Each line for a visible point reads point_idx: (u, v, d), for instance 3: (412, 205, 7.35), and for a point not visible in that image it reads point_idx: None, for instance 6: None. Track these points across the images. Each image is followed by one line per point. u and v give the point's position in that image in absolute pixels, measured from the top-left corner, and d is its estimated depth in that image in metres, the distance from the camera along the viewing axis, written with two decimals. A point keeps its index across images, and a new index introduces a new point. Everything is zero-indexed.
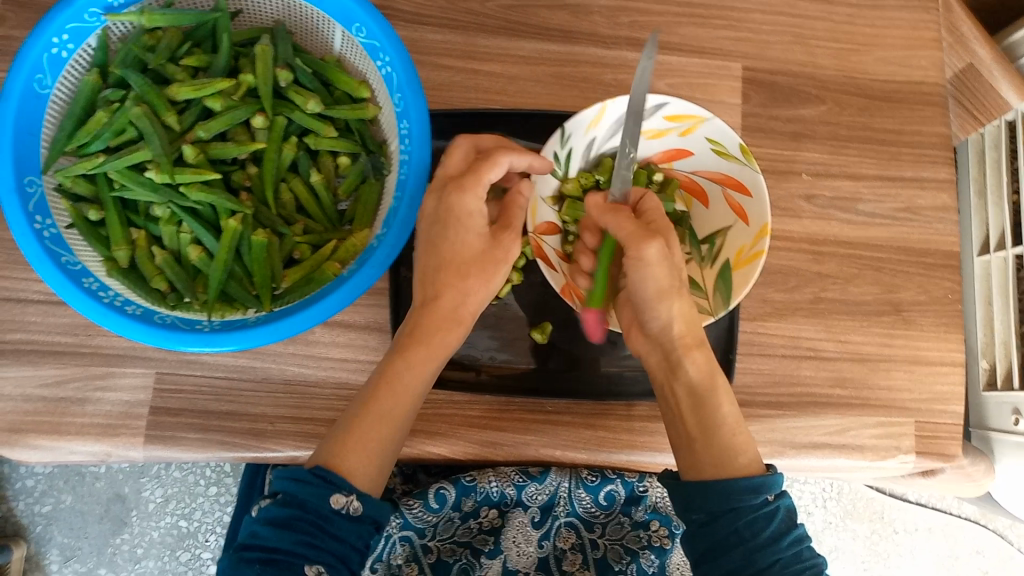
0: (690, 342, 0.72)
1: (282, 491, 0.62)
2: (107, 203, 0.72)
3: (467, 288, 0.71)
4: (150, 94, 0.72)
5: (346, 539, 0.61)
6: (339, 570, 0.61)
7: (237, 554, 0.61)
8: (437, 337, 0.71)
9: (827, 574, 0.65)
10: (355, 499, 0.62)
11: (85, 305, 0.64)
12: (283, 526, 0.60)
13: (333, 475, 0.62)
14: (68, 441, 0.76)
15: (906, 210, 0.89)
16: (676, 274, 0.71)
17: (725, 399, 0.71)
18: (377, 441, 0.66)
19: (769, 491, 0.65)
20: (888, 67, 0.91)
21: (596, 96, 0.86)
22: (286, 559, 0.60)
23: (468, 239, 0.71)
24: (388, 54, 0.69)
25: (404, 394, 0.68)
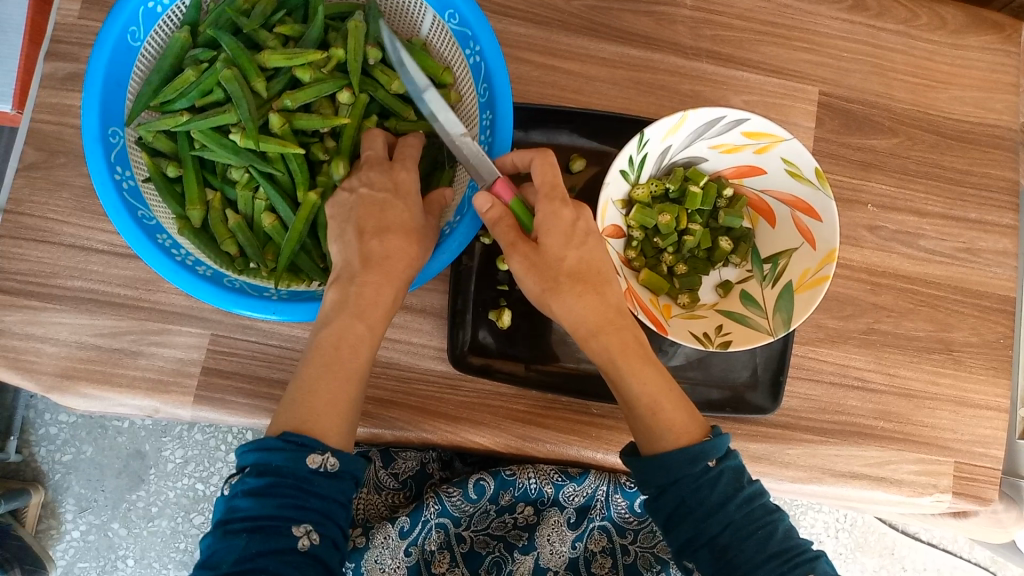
0: (603, 327, 0.66)
1: (253, 462, 0.58)
2: (186, 161, 0.73)
3: (388, 248, 0.63)
4: (241, 58, 0.71)
5: (328, 495, 0.59)
6: (326, 525, 0.59)
7: (219, 529, 0.58)
8: (377, 299, 0.63)
9: (784, 525, 0.64)
10: (331, 457, 0.59)
11: (157, 261, 0.64)
12: (263, 495, 0.57)
13: (304, 438, 0.58)
14: (119, 393, 0.76)
15: (967, 251, 0.89)
16: (561, 262, 0.66)
17: (648, 376, 0.66)
18: (346, 400, 0.62)
19: (708, 457, 0.63)
20: (963, 107, 0.91)
21: (671, 105, 0.86)
22: (273, 525, 0.57)
23: (388, 209, 0.65)
24: (479, 43, 0.69)
25: (350, 355, 0.62)
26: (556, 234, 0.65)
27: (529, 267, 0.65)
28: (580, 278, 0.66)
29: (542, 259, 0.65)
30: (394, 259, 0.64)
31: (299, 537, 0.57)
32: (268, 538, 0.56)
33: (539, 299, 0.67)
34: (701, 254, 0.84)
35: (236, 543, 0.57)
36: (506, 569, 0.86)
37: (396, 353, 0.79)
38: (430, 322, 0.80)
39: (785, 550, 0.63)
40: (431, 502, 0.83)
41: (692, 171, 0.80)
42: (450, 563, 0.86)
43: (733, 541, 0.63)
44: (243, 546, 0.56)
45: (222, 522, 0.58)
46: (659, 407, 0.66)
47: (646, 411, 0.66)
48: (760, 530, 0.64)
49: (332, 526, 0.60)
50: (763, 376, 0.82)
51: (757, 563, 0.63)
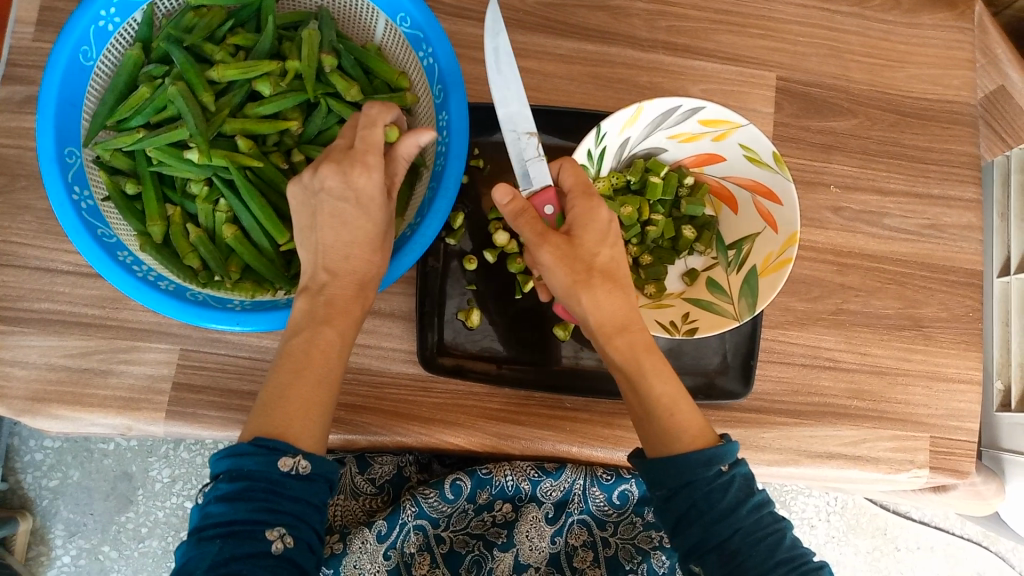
0: (628, 324, 0.67)
1: (225, 467, 0.58)
2: (144, 178, 0.73)
3: (358, 264, 0.65)
4: (190, 72, 0.72)
5: (302, 499, 0.59)
6: (300, 529, 0.59)
7: (192, 537, 0.57)
8: (346, 305, 0.65)
9: (792, 537, 0.64)
10: (303, 459, 0.59)
11: (119, 278, 0.64)
12: (235, 499, 0.57)
13: (275, 442, 0.58)
14: (90, 412, 0.76)
15: (932, 227, 0.90)
16: (592, 257, 0.66)
17: (658, 378, 0.66)
18: (319, 402, 0.62)
19: (722, 461, 0.63)
20: (921, 85, 0.92)
21: (630, 98, 0.87)
22: (247, 530, 0.56)
23: (356, 218, 0.64)
24: (432, 45, 0.69)
25: (325, 356, 0.63)
26: (589, 230, 0.66)
27: (559, 253, 0.65)
28: (604, 275, 0.67)
29: (574, 251, 0.66)
30: (365, 269, 0.65)
31: (273, 540, 0.57)
32: (241, 542, 0.56)
33: (566, 293, 0.66)
34: (667, 244, 0.86)
35: (209, 549, 0.56)
36: (486, 567, 0.87)
37: (365, 358, 0.79)
38: (400, 326, 0.80)
39: (794, 558, 0.62)
40: (409, 503, 0.83)
41: (652, 162, 0.81)
42: (431, 564, 0.86)
43: (742, 546, 0.62)
44: (217, 552, 0.56)
45: (195, 530, 0.58)
46: (676, 409, 0.65)
47: (662, 413, 0.65)
48: (769, 536, 0.62)
49: (307, 530, 0.59)
50: (732, 362, 0.82)
51: (766, 570, 0.61)
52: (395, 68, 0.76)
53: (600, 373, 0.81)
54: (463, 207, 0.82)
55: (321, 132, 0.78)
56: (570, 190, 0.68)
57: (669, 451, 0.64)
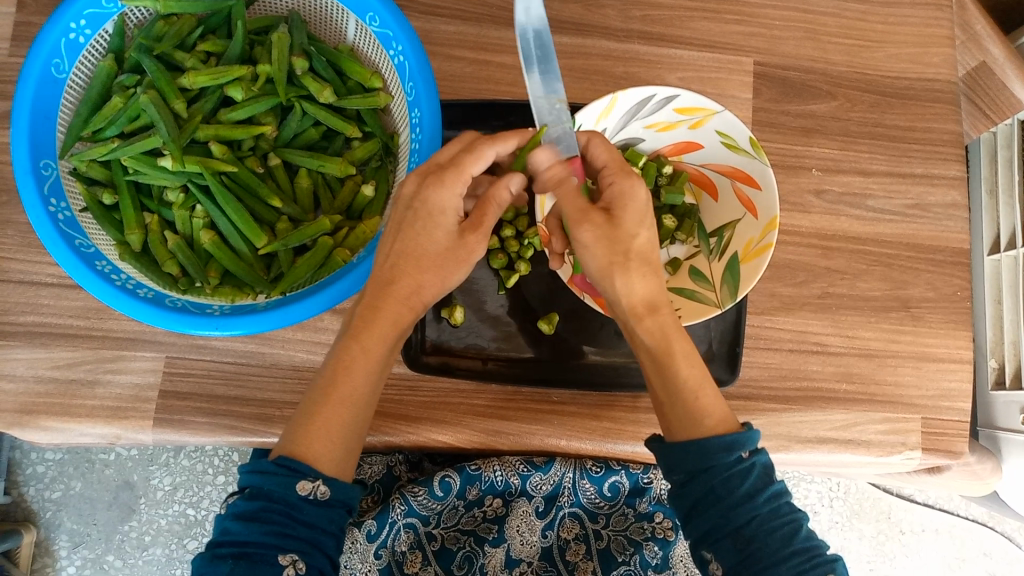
0: (658, 306, 0.66)
1: (249, 484, 0.61)
2: (121, 187, 0.73)
3: (420, 285, 0.66)
4: (162, 81, 0.72)
5: (316, 525, 0.61)
6: (314, 555, 0.61)
7: (210, 551, 0.61)
8: (388, 322, 0.66)
9: (806, 529, 0.64)
10: (321, 485, 0.60)
11: (98, 288, 0.64)
12: (252, 519, 0.60)
13: (298, 464, 0.60)
14: (78, 423, 0.76)
15: (916, 207, 0.89)
16: (632, 240, 0.65)
17: (686, 362, 0.66)
18: (341, 425, 0.63)
19: (743, 448, 0.62)
20: (900, 64, 0.92)
21: (607, 89, 0.87)
22: (260, 552, 0.59)
23: (436, 237, 0.65)
24: (401, 43, 0.69)
25: (362, 376, 0.65)
26: (632, 210, 0.64)
27: (598, 237, 0.64)
28: (640, 258, 0.65)
29: (615, 233, 0.64)
30: (424, 289, 0.66)
31: (284, 566, 0.59)
32: (253, 565, 0.59)
33: (599, 271, 0.65)
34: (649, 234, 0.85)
35: (221, 568, 0.59)
36: (478, 563, 0.87)
37: None
38: None
39: (809, 548, 0.62)
40: (397, 502, 0.84)
41: (630, 152, 0.80)
42: (422, 562, 0.86)
43: (758, 534, 0.62)
44: (228, 571, 0.59)
45: (213, 547, 0.61)
46: (700, 393, 0.65)
47: (687, 397, 0.65)
48: (785, 526, 0.62)
49: (321, 556, 0.62)
50: (719, 350, 0.82)
51: (781, 559, 0.61)
52: (368, 67, 0.75)
53: (586, 366, 0.81)
54: None
55: (298, 135, 0.78)
56: (607, 165, 0.66)
57: (692, 435, 0.64)
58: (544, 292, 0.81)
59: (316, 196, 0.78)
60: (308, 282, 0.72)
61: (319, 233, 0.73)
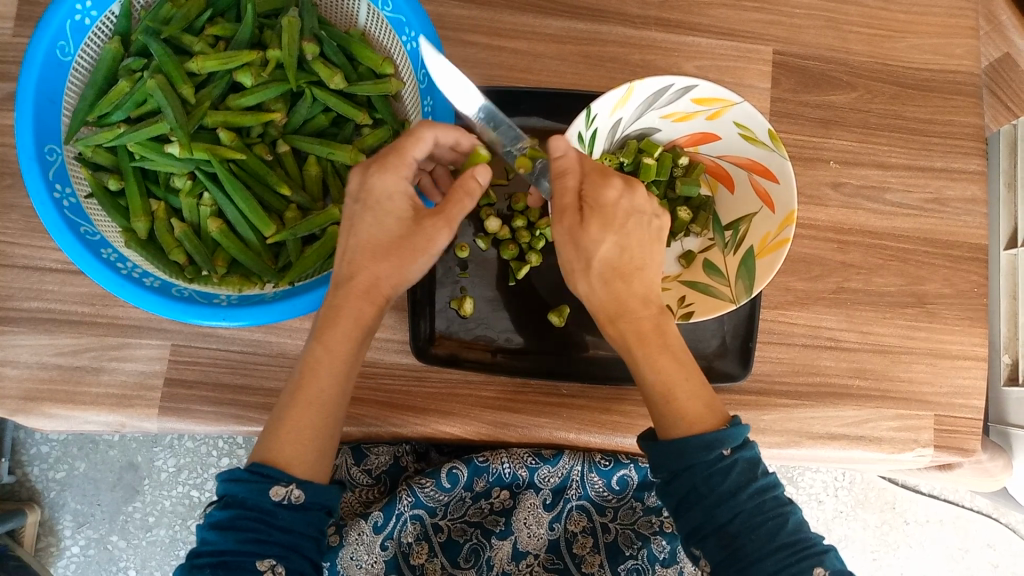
0: (626, 310, 0.65)
1: (222, 493, 0.60)
2: (127, 173, 0.71)
3: (378, 273, 0.63)
4: (169, 65, 0.70)
5: (294, 528, 0.60)
6: (292, 559, 0.60)
7: (188, 562, 0.60)
8: (350, 313, 0.63)
9: (795, 521, 0.62)
10: (295, 488, 0.60)
11: (103, 277, 0.63)
12: (227, 528, 0.59)
13: (269, 469, 0.60)
14: (83, 410, 0.76)
15: (934, 201, 0.88)
16: (594, 249, 0.64)
17: (661, 362, 0.64)
18: (312, 427, 0.62)
19: (724, 445, 0.61)
20: (923, 55, 0.90)
21: (622, 77, 0.85)
22: (237, 560, 0.58)
23: (387, 224, 0.63)
24: (414, 29, 0.68)
25: (328, 376, 0.63)
26: (596, 215, 0.64)
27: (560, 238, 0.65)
28: (596, 264, 0.64)
29: (578, 240, 0.64)
30: (384, 281, 0.64)
31: (263, 571, 0.58)
32: (231, 573, 0.58)
33: (567, 271, 0.66)
34: (662, 226, 0.84)
35: None
36: (484, 556, 0.86)
37: None
38: (392, 316, 0.79)
39: (794, 542, 0.60)
40: (405, 494, 0.83)
41: (646, 142, 0.79)
42: (429, 553, 0.86)
43: (742, 531, 0.61)
44: None
45: (191, 557, 0.60)
46: (673, 392, 0.64)
47: (660, 399, 0.64)
48: (770, 521, 0.61)
49: (301, 559, 0.61)
50: (732, 344, 0.81)
51: (766, 554, 0.60)
52: (379, 53, 0.74)
53: (596, 360, 0.80)
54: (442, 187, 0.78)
55: (307, 122, 0.76)
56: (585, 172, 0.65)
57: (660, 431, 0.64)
58: (555, 284, 0.80)
59: (325, 184, 0.76)
60: (317, 273, 0.71)
61: (328, 222, 0.72)
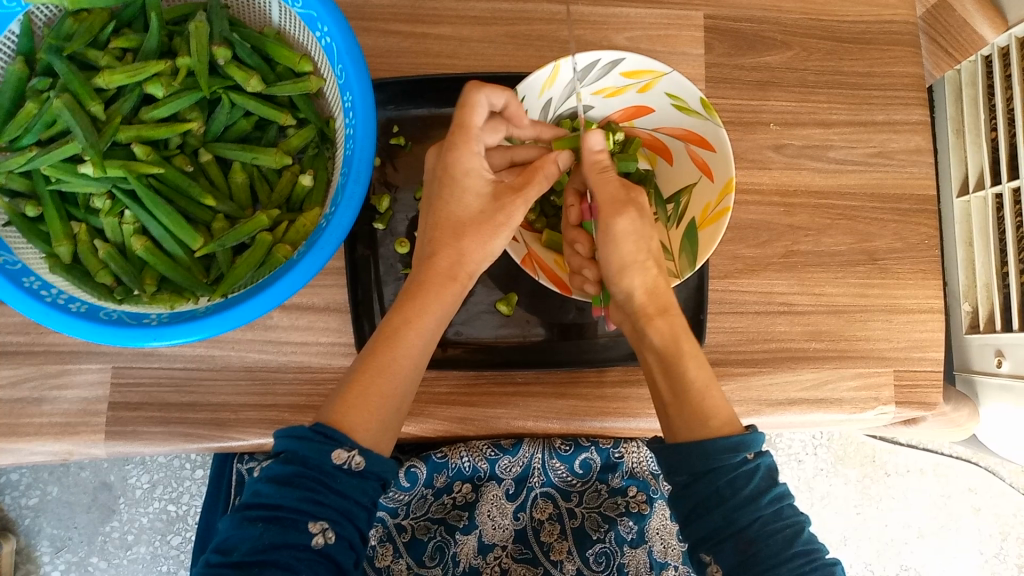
0: (668, 307, 0.69)
1: (284, 446, 0.58)
2: (44, 197, 0.69)
3: (462, 243, 0.68)
4: (75, 82, 0.68)
5: (349, 494, 0.58)
6: (344, 526, 0.58)
7: (237, 513, 0.57)
8: (434, 293, 0.67)
9: (812, 532, 0.62)
10: (356, 454, 0.58)
11: (27, 306, 0.62)
12: (285, 484, 0.56)
13: (334, 430, 0.58)
14: (27, 442, 0.73)
15: (879, 155, 0.87)
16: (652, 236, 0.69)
17: (692, 364, 0.67)
18: (379, 393, 0.62)
19: (749, 450, 0.62)
20: (857, 7, 0.89)
21: (552, 54, 0.83)
22: (290, 518, 0.56)
23: (466, 200, 0.68)
24: (326, 24, 0.66)
25: (405, 352, 0.65)
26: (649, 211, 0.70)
27: (631, 229, 0.67)
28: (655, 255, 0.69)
29: (644, 227, 0.68)
30: (467, 258, 0.69)
31: (315, 534, 0.56)
32: (283, 530, 0.56)
33: (620, 262, 0.68)
34: None
35: (250, 531, 0.56)
36: (450, 552, 0.85)
37: (307, 357, 0.76)
38: (336, 318, 0.77)
39: (810, 551, 0.60)
40: None
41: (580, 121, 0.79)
42: (394, 554, 0.84)
43: (760, 535, 0.60)
44: (257, 536, 0.55)
45: (240, 509, 0.57)
46: (707, 394, 0.66)
47: (693, 395, 0.66)
48: (789, 528, 0.61)
49: (352, 528, 0.58)
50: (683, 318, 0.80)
51: (784, 560, 0.59)
52: (296, 51, 0.72)
53: (548, 345, 0.79)
54: (390, 188, 0.79)
55: (229, 128, 0.74)
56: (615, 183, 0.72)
57: (696, 434, 0.63)
58: (504, 271, 0.80)
59: (253, 190, 0.75)
60: (250, 283, 0.69)
61: (257, 229, 0.70)
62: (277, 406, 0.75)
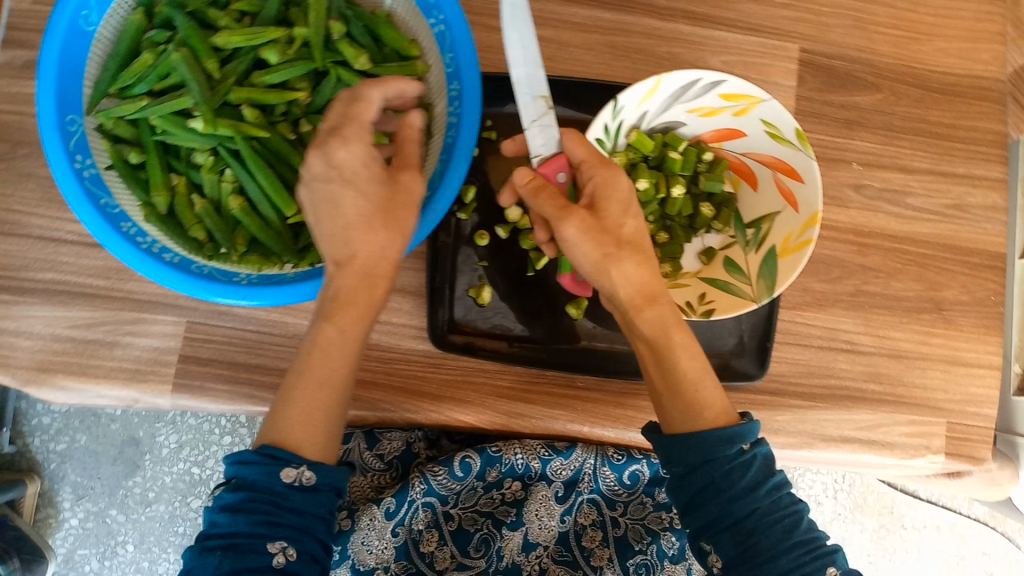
0: (656, 296, 0.65)
1: (232, 476, 0.61)
2: (148, 146, 0.71)
3: (368, 248, 0.61)
4: (193, 38, 0.69)
5: (303, 510, 0.61)
6: (303, 540, 0.62)
7: (200, 543, 0.61)
8: (370, 296, 0.63)
9: (807, 516, 0.65)
10: (306, 470, 0.61)
11: (124, 250, 0.63)
12: (237, 511, 0.60)
13: (279, 451, 0.60)
14: (96, 384, 0.75)
15: (955, 207, 0.87)
16: (619, 228, 0.64)
17: (684, 354, 0.65)
18: (321, 407, 0.63)
19: (744, 440, 0.63)
20: (949, 59, 0.89)
21: (648, 69, 0.84)
22: (247, 542, 0.59)
23: (347, 195, 0.62)
24: (444, 13, 0.67)
25: (343, 355, 0.63)
26: (613, 201, 0.65)
27: (581, 232, 0.63)
28: (629, 246, 0.65)
29: (600, 224, 0.64)
30: (388, 256, 0.63)
31: (275, 553, 0.60)
32: (241, 555, 0.59)
33: (594, 268, 0.64)
34: (683, 220, 0.84)
35: (211, 559, 0.60)
36: (494, 546, 0.86)
37: (378, 334, 0.78)
38: (410, 302, 0.78)
39: (808, 540, 0.64)
40: (417, 481, 0.83)
41: (671, 136, 0.78)
42: (439, 540, 0.86)
43: (758, 526, 0.63)
44: (217, 563, 0.59)
45: (203, 539, 0.61)
46: (699, 385, 0.65)
47: (687, 389, 0.65)
48: (786, 517, 0.64)
49: (311, 541, 0.62)
50: (749, 343, 0.81)
51: (782, 550, 0.63)
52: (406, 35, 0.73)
53: (612, 354, 0.80)
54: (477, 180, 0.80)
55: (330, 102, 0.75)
56: (586, 160, 0.65)
57: (690, 429, 0.64)
58: None
59: None
60: None
61: None
62: None
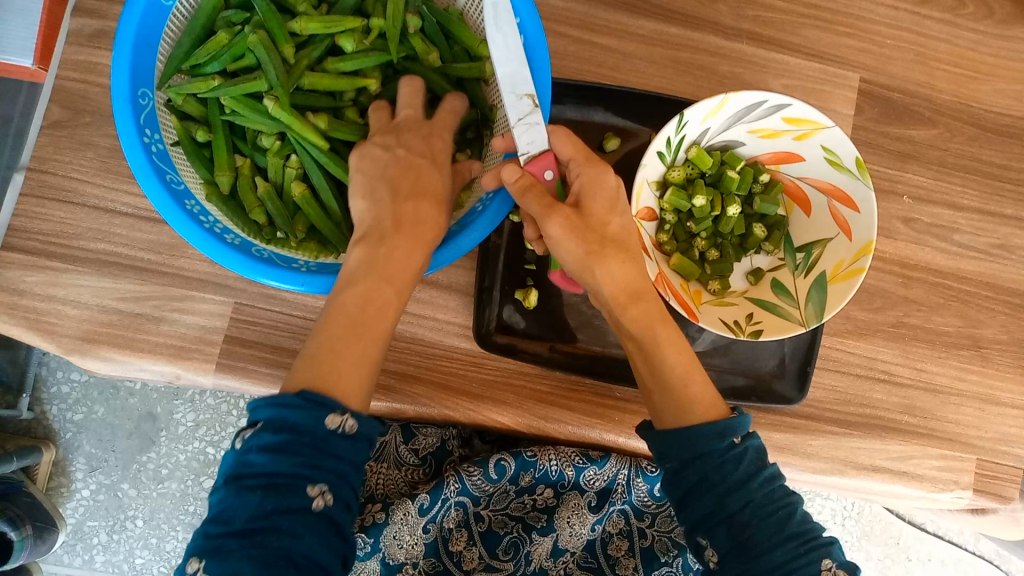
0: (641, 293, 0.66)
1: (268, 417, 0.54)
2: (216, 126, 0.71)
3: (422, 214, 0.62)
4: (271, 21, 0.69)
5: (344, 456, 0.56)
6: (341, 486, 0.56)
7: (231, 485, 0.54)
8: (416, 261, 0.61)
9: (802, 510, 0.64)
10: (350, 419, 0.56)
11: (187, 229, 0.62)
12: (280, 452, 0.53)
13: (323, 396, 0.55)
14: (141, 358, 0.75)
15: (1001, 247, 0.88)
16: (604, 226, 0.65)
17: (670, 349, 0.67)
18: (368, 358, 0.59)
19: (735, 434, 0.64)
20: (1005, 100, 0.90)
21: (709, 86, 0.85)
22: (288, 483, 0.54)
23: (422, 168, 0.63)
24: None
25: (386, 309, 0.60)
26: (601, 199, 0.65)
27: (569, 228, 0.63)
28: (618, 244, 0.65)
29: (586, 222, 0.64)
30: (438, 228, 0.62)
31: (314, 497, 0.54)
32: (283, 495, 0.53)
33: (578, 266, 0.65)
34: (734, 239, 0.83)
35: (248, 500, 0.53)
36: (523, 549, 0.90)
37: (420, 329, 0.78)
38: (457, 300, 0.79)
39: (804, 532, 0.63)
40: (452, 481, 0.86)
41: (729, 155, 0.79)
42: (468, 540, 0.89)
43: (752, 519, 0.62)
44: (256, 505, 0.53)
45: (232, 479, 0.55)
46: (687, 381, 0.66)
47: (675, 385, 0.66)
48: (780, 510, 0.63)
49: (348, 486, 0.57)
50: (790, 366, 0.81)
51: (776, 543, 0.62)
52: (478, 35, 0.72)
53: None
54: None
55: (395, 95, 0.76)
56: (573, 157, 0.66)
57: (683, 423, 0.65)
58: None
59: None
60: None
61: None
62: (384, 371, 0.77)
